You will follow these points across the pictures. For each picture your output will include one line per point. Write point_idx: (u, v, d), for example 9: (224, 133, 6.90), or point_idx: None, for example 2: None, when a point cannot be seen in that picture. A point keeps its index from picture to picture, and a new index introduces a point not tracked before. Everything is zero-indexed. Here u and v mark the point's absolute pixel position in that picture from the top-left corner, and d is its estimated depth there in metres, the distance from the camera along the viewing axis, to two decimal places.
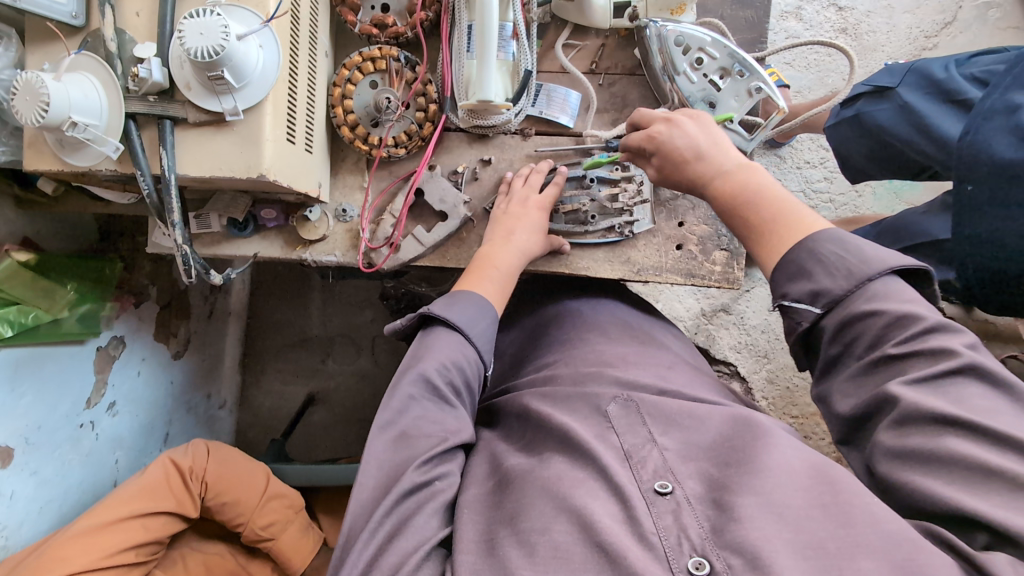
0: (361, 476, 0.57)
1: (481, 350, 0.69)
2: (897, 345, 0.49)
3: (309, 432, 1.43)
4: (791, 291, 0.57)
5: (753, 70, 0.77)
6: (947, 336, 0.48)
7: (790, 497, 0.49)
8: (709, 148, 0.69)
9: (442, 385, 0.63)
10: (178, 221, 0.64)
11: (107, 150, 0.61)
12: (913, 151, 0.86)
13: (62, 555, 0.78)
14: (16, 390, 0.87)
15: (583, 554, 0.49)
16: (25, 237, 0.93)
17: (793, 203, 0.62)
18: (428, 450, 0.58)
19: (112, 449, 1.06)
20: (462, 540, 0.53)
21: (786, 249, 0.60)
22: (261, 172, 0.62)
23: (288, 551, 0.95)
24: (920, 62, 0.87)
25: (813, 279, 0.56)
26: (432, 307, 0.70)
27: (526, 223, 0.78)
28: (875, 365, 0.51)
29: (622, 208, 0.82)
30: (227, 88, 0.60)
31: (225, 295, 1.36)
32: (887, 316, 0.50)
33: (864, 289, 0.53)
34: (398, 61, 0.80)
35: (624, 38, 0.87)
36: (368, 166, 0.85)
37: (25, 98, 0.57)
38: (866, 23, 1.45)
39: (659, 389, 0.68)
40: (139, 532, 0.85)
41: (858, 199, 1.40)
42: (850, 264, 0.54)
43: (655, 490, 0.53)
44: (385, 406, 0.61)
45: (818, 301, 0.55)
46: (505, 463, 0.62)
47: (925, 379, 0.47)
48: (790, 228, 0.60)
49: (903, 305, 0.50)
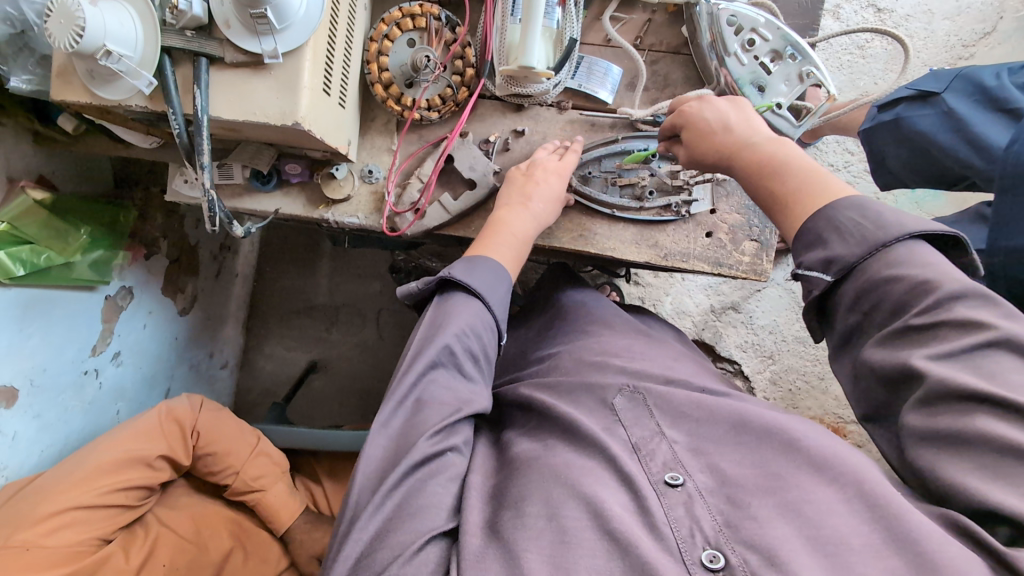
0: (367, 446, 0.56)
1: (497, 317, 0.68)
2: (919, 316, 0.47)
3: (310, 399, 1.42)
4: (805, 259, 0.55)
5: (806, 53, 0.75)
6: (976, 305, 0.45)
7: (812, 493, 0.47)
8: (739, 124, 0.66)
9: (460, 352, 0.62)
10: (207, 163, 0.61)
11: (140, 84, 0.59)
12: (950, 160, 0.84)
13: (61, 489, 0.81)
14: (25, 329, 0.86)
15: (593, 540, 0.48)
16: (41, 175, 0.91)
17: (821, 171, 0.59)
18: (440, 420, 0.57)
19: (114, 400, 1.05)
20: (468, 522, 0.52)
21: (807, 216, 0.56)
22: (296, 121, 0.60)
23: (276, 506, 0.97)
24: (969, 69, 0.86)
25: (827, 245, 0.53)
26: (450, 270, 0.68)
27: (543, 188, 0.76)
28: (895, 334, 0.48)
29: (681, 186, 0.81)
30: (269, 29, 0.58)
31: (234, 255, 1.35)
32: (910, 282, 0.48)
33: (881, 254, 0.50)
34: (438, 20, 0.78)
35: (671, 15, 0.85)
36: (398, 127, 0.84)
37: (58, 20, 0.54)
38: (904, 26, 1.42)
39: (667, 375, 0.67)
40: (140, 473, 0.87)
41: (879, 206, 1.39)
42: (870, 230, 0.51)
43: (666, 482, 0.52)
44: (408, 370, 0.60)
45: (830, 268, 0.53)
46: (512, 448, 0.61)
47: (950, 354, 0.45)
48: (817, 195, 0.57)
49: (927, 271, 0.48)
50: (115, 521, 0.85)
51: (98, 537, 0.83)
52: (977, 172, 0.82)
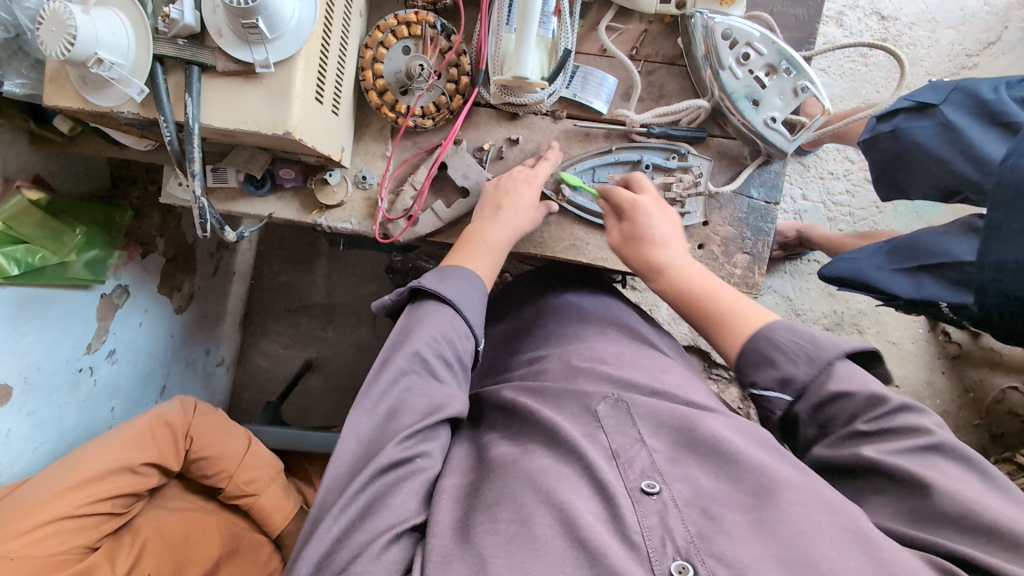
0: (338, 449, 0.56)
1: (471, 322, 0.68)
2: (867, 423, 0.53)
3: (304, 398, 1.43)
4: (760, 379, 0.60)
5: (800, 68, 0.75)
6: (915, 416, 0.52)
7: (789, 513, 0.47)
8: (672, 244, 0.73)
9: (432, 360, 0.62)
10: (198, 171, 0.62)
11: (131, 92, 0.59)
12: (945, 172, 0.84)
13: (46, 500, 0.79)
14: (19, 327, 0.86)
15: (562, 548, 0.48)
16: (37, 175, 0.91)
17: (743, 297, 0.68)
18: (412, 426, 0.57)
19: (109, 397, 1.06)
20: (438, 524, 0.52)
21: (741, 342, 0.64)
22: (288, 129, 0.60)
23: (270, 508, 0.98)
24: (967, 81, 0.85)
25: (780, 367, 0.59)
26: (421, 280, 0.69)
27: (518, 198, 0.76)
28: (846, 438, 0.54)
29: (675, 198, 0.81)
30: (260, 38, 0.58)
31: (231, 253, 1.35)
32: (859, 400, 0.54)
33: (827, 372, 0.57)
34: (433, 28, 0.78)
35: (667, 26, 0.84)
36: (392, 134, 0.84)
37: (50, 28, 0.55)
38: (907, 35, 1.42)
39: (652, 389, 0.66)
40: (127, 481, 0.86)
41: (878, 215, 1.38)
42: (809, 350, 0.58)
43: (642, 489, 0.52)
44: (374, 382, 0.60)
45: (787, 389, 0.58)
46: (490, 451, 0.61)
47: (900, 453, 0.50)
48: (742, 321, 0.65)
49: (870, 387, 0.55)
50: (101, 529, 0.84)
51: (83, 546, 0.81)
52: (971, 183, 0.82)
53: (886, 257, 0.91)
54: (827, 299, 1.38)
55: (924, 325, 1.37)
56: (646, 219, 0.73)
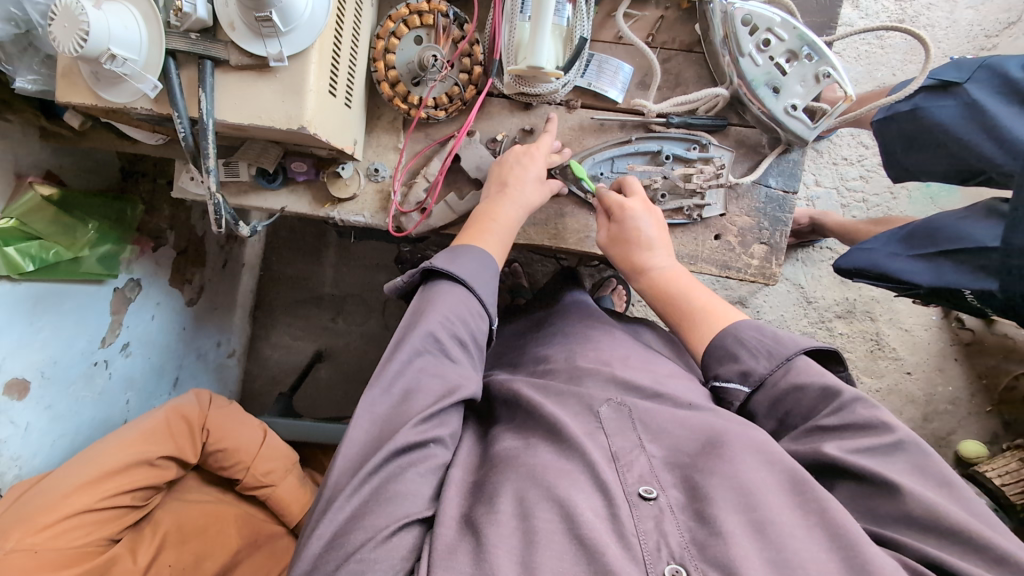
0: (351, 430, 0.56)
1: (485, 301, 0.68)
2: (828, 417, 0.55)
3: (315, 388, 1.44)
4: (721, 372, 0.62)
5: (822, 53, 0.73)
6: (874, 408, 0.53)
7: (778, 514, 0.48)
8: (658, 245, 0.73)
9: (445, 338, 0.62)
10: (213, 167, 0.61)
11: (145, 87, 0.58)
12: (969, 154, 0.82)
13: (66, 494, 0.79)
14: (35, 323, 0.86)
15: (562, 545, 0.48)
16: (49, 170, 0.91)
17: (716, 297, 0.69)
18: (424, 410, 0.57)
19: (123, 389, 1.06)
20: (444, 512, 0.52)
21: (710, 338, 0.65)
22: (303, 124, 0.60)
23: (287, 500, 1.00)
24: (994, 59, 0.82)
25: (740, 361, 0.61)
26: (433, 260, 0.68)
27: (524, 173, 0.75)
28: (809, 431, 0.55)
29: (694, 190, 0.80)
30: (273, 31, 0.57)
31: (241, 245, 1.35)
32: (813, 391, 0.57)
33: (786, 366, 0.59)
34: (445, 18, 0.77)
35: (684, 12, 0.83)
36: (404, 126, 0.83)
37: (62, 24, 0.54)
38: (926, 16, 1.38)
39: (657, 390, 0.66)
40: (146, 474, 0.87)
41: (892, 201, 1.36)
42: (769, 345, 0.61)
43: (640, 495, 0.52)
44: (391, 359, 0.60)
45: (747, 380, 0.60)
46: (496, 444, 0.61)
47: (862, 449, 0.51)
48: (712, 321, 0.66)
49: (826, 379, 0.56)
50: (120, 522, 0.84)
51: (104, 538, 0.82)
52: (996, 166, 0.80)
53: (901, 245, 0.90)
54: (839, 286, 1.37)
55: (938, 312, 1.36)
56: (632, 221, 0.73)
